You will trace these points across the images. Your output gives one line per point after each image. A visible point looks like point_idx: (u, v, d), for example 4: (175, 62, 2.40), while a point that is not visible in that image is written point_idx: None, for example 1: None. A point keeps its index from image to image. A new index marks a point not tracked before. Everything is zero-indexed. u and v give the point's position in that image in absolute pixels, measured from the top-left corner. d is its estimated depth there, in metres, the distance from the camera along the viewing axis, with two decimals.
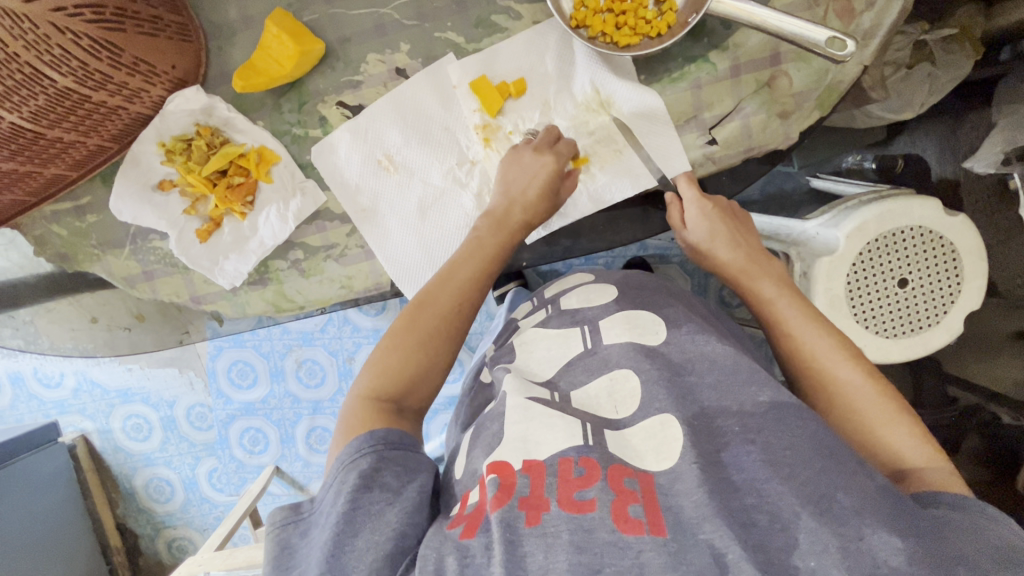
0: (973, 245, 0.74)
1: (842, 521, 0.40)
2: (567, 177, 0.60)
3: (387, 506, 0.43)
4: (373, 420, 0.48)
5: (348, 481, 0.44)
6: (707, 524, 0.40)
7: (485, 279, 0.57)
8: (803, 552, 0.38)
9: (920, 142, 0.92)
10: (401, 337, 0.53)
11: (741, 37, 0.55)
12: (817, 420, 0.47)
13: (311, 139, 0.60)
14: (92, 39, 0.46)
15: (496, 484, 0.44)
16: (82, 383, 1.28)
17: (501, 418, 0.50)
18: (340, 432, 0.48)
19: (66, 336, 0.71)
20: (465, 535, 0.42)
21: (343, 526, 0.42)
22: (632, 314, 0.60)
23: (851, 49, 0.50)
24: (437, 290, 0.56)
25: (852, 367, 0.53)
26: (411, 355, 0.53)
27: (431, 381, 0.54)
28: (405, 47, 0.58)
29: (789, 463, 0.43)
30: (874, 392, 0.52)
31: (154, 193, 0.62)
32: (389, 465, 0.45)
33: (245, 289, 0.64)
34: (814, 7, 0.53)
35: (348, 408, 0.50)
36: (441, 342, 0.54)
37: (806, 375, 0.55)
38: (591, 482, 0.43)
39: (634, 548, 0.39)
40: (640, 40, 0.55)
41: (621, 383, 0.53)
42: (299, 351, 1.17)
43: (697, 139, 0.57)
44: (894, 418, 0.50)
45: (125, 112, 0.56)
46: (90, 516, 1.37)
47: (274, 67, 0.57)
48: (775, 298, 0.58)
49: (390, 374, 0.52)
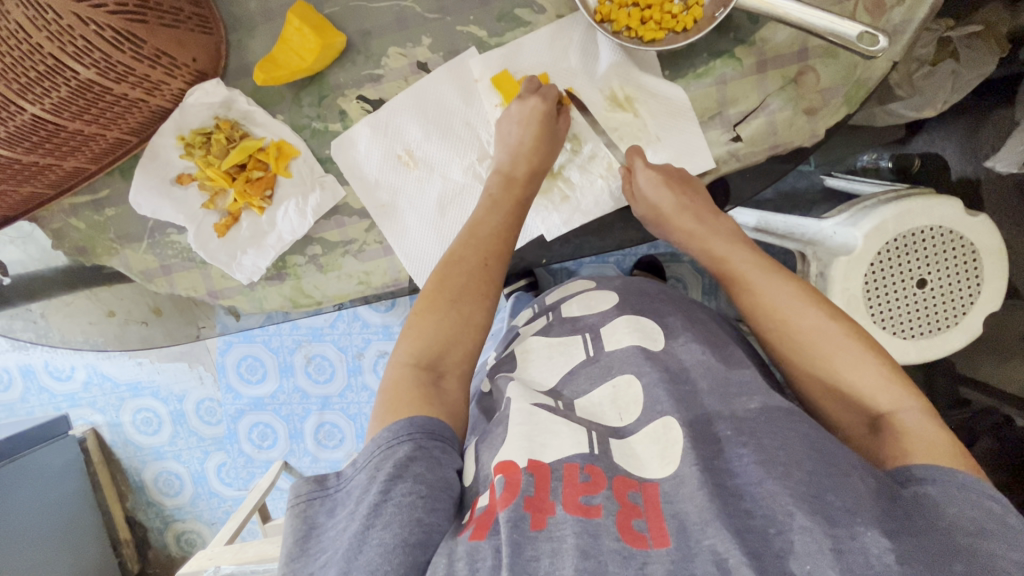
0: (995, 246, 0.73)
1: (836, 521, 0.39)
2: (561, 116, 0.58)
3: (419, 500, 0.42)
4: (413, 395, 0.48)
5: (383, 468, 0.44)
6: (709, 528, 0.40)
7: (509, 235, 0.57)
8: (798, 556, 0.38)
9: (940, 142, 0.91)
10: (429, 298, 0.54)
11: (768, 32, 0.54)
12: (809, 422, 0.47)
13: (330, 133, 0.60)
14: (114, 31, 0.46)
15: (502, 483, 0.43)
16: (93, 376, 1.29)
17: (505, 421, 0.50)
18: (380, 411, 0.48)
19: (77, 331, 0.70)
20: (475, 537, 0.41)
21: (373, 515, 0.41)
22: (635, 319, 0.60)
23: (883, 44, 0.49)
24: (463, 254, 0.55)
25: (815, 312, 0.53)
26: (446, 317, 0.53)
27: (471, 342, 0.53)
28: (427, 41, 0.57)
29: (781, 461, 0.43)
30: (838, 337, 0.52)
31: (172, 187, 0.62)
32: (424, 455, 0.45)
33: (263, 284, 0.64)
34: (843, 1, 0.53)
35: (389, 379, 0.51)
36: (473, 302, 0.54)
37: (772, 330, 0.55)
38: (596, 489, 0.43)
39: (639, 559, 0.39)
40: (665, 35, 0.55)
41: (624, 390, 0.53)
42: (309, 346, 1.17)
43: (721, 136, 0.57)
44: (859, 360, 0.51)
45: (145, 105, 0.55)
46: (100, 509, 1.37)
47: (296, 60, 0.57)
48: (730, 254, 0.59)
49: (427, 340, 0.52)
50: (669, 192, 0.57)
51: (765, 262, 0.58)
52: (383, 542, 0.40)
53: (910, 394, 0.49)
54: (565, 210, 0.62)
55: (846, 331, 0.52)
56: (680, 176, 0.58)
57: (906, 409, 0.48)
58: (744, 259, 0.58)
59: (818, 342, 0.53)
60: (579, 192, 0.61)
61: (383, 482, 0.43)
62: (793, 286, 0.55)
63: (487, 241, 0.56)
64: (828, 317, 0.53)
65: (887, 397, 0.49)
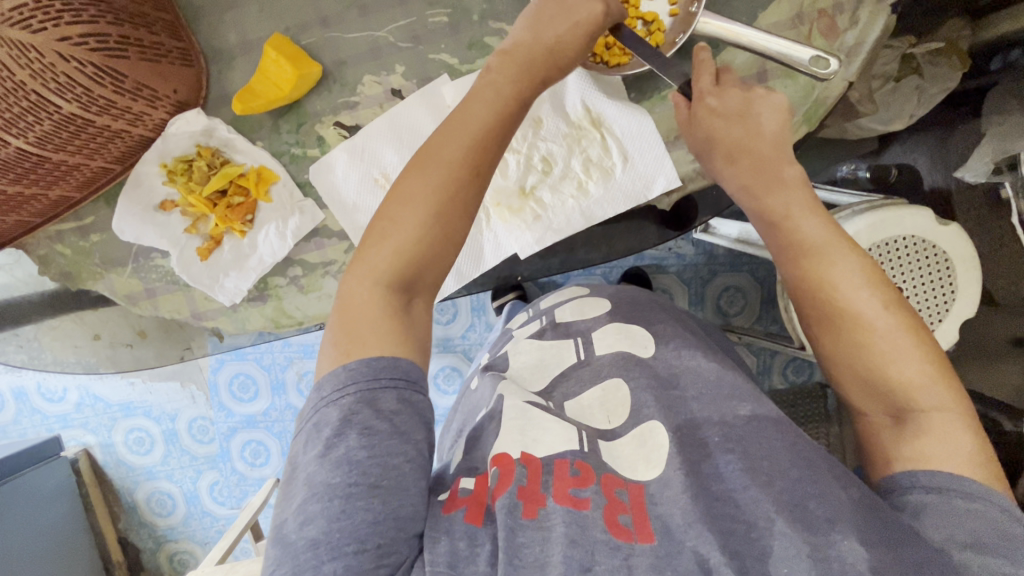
0: (966, 254, 0.74)
1: (814, 529, 0.41)
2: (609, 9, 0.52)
3: (405, 463, 0.41)
4: (380, 315, 0.45)
5: (363, 417, 0.42)
6: (693, 530, 0.42)
7: (504, 134, 0.49)
8: (777, 559, 0.40)
9: (912, 151, 0.94)
10: (407, 204, 0.47)
11: (728, 56, 0.57)
12: (796, 433, 0.49)
13: (309, 159, 0.62)
14: (95, 67, 0.48)
15: (496, 475, 0.46)
16: (85, 397, 1.29)
17: (500, 416, 0.52)
18: (344, 341, 0.45)
19: (69, 352, 0.71)
20: (472, 520, 0.44)
21: (356, 473, 0.40)
22: (625, 326, 0.61)
23: (835, 67, 0.51)
24: (445, 151, 0.48)
25: (872, 296, 0.49)
26: (422, 234, 0.46)
27: (443, 265, 0.48)
28: (400, 68, 0.59)
29: (766, 472, 0.45)
30: (892, 324, 0.48)
31: (155, 213, 0.64)
32: (408, 409, 0.43)
33: (245, 306, 0.65)
34: (798, 26, 0.55)
35: (360, 294, 0.46)
36: (454, 216, 0.47)
37: (823, 308, 0.51)
38: (587, 482, 0.45)
39: (625, 551, 0.41)
40: (630, 59, 0.58)
41: (613, 393, 0.55)
42: (300, 363, 1.18)
43: (686, 155, 0.59)
44: (909, 355, 0.48)
45: (128, 136, 0.57)
46: (92, 530, 1.37)
47: (273, 90, 0.59)
48: (796, 217, 0.53)
49: (401, 255, 0.46)
50: (740, 125, 0.53)
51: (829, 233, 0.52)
52: (370, 510, 0.39)
53: (951, 397, 0.47)
54: (537, 229, 0.62)
55: (900, 322, 0.49)
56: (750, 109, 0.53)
57: (943, 411, 0.47)
58: (807, 229, 0.52)
59: (870, 327, 0.49)
60: (551, 212, 0.62)
61: (364, 432, 0.41)
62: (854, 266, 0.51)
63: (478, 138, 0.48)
64: (885, 306, 0.49)
65: (928, 396, 0.47)
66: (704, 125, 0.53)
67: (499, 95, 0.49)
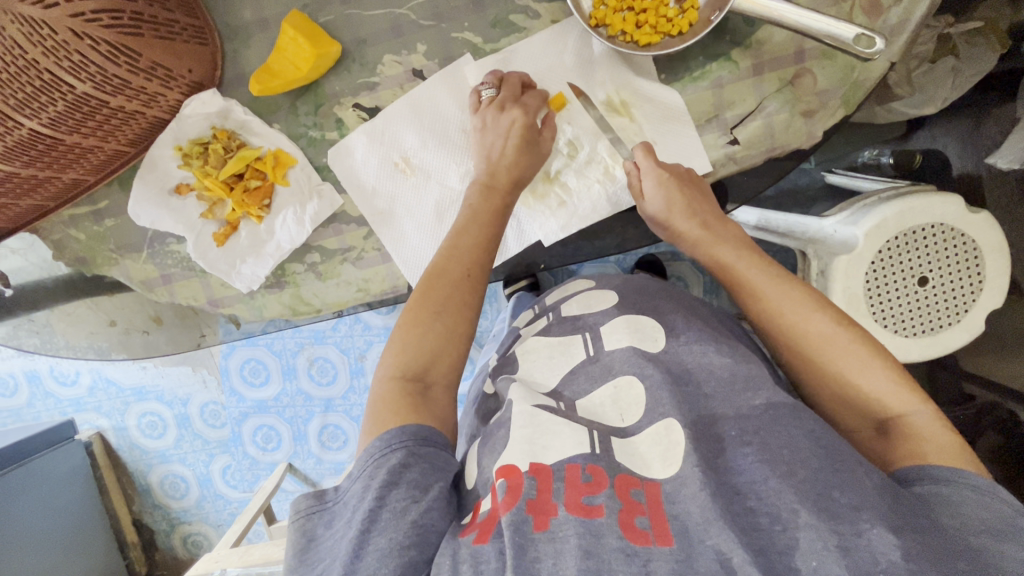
0: (996, 241, 0.72)
1: (839, 517, 0.40)
2: (545, 125, 0.58)
3: (414, 505, 0.43)
4: (400, 405, 0.48)
5: (377, 476, 0.44)
6: (712, 529, 0.40)
7: (490, 242, 0.56)
8: (804, 552, 0.39)
9: (942, 138, 0.89)
10: (422, 308, 0.52)
11: (765, 34, 0.54)
12: (816, 422, 0.47)
13: (327, 142, 0.60)
14: (110, 45, 0.47)
15: (504, 488, 0.44)
16: (98, 380, 1.30)
17: (508, 424, 0.50)
18: (371, 421, 0.48)
19: (83, 335, 0.70)
20: (478, 540, 0.42)
21: (369, 522, 0.42)
22: (634, 318, 0.59)
23: (880, 45, 0.49)
24: (445, 265, 0.54)
25: (822, 317, 0.53)
26: (434, 329, 0.52)
27: (456, 351, 0.53)
28: (422, 48, 0.57)
29: (786, 461, 0.43)
30: (845, 338, 0.51)
31: (171, 197, 0.62)
32: (419, 462, 0.45)
33: (263, 292, 0.64)
34: (840, 2, 0.52)
35: (377, 392, 0.50)
36: (460, 313, 0.53)
37: (783, 337, 0.55)
38: (598, 489, 0.43)
39: (642, 556, 0.39)
40: (661, 38, 0.55)
41: (625, 391, 0.53)
42: (311, 349, 1.17)
43: (718, 139, 0.56)
44: (870, 365, 0.50)
45: (142, 117, 0.56)
46: (107, 513, 1.38)
47: (290, 70, 0.57)
48: (738, 262, 0.58)
49: (417, 351, 0.51)
50: (677, 191, 0.56)
51: (771, 268, 0.57)
52: (380, 548, 0.41)
53: (920, 396, 0.49)
54: (562, 215, 0.60)
55: (852, 336, 0.52)
56: (691, 179, 0.57)
57: (913, 410, 0.48)
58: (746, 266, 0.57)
59: (825, 347, 0.52)
60: (576, 198, 0.60)
61: (380, 490, 0.43)
62: (797, 291, 0.54)
63: (471, 252, 0.55)
64: (836, 324, 0.52)
65: (899, 400, 0.49)
66: (656, 188, 0.56)
67: (484, 213, 0.56)
